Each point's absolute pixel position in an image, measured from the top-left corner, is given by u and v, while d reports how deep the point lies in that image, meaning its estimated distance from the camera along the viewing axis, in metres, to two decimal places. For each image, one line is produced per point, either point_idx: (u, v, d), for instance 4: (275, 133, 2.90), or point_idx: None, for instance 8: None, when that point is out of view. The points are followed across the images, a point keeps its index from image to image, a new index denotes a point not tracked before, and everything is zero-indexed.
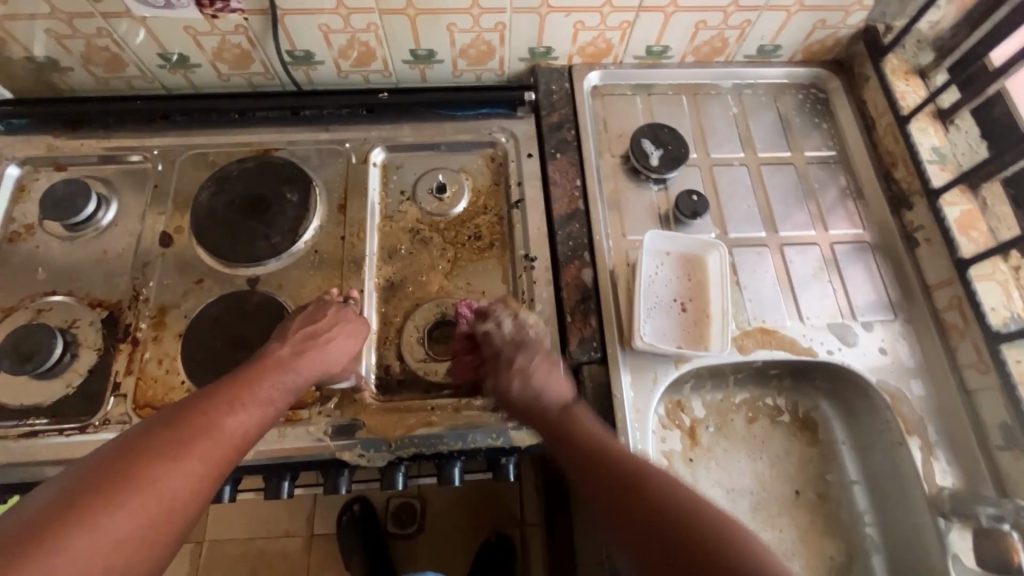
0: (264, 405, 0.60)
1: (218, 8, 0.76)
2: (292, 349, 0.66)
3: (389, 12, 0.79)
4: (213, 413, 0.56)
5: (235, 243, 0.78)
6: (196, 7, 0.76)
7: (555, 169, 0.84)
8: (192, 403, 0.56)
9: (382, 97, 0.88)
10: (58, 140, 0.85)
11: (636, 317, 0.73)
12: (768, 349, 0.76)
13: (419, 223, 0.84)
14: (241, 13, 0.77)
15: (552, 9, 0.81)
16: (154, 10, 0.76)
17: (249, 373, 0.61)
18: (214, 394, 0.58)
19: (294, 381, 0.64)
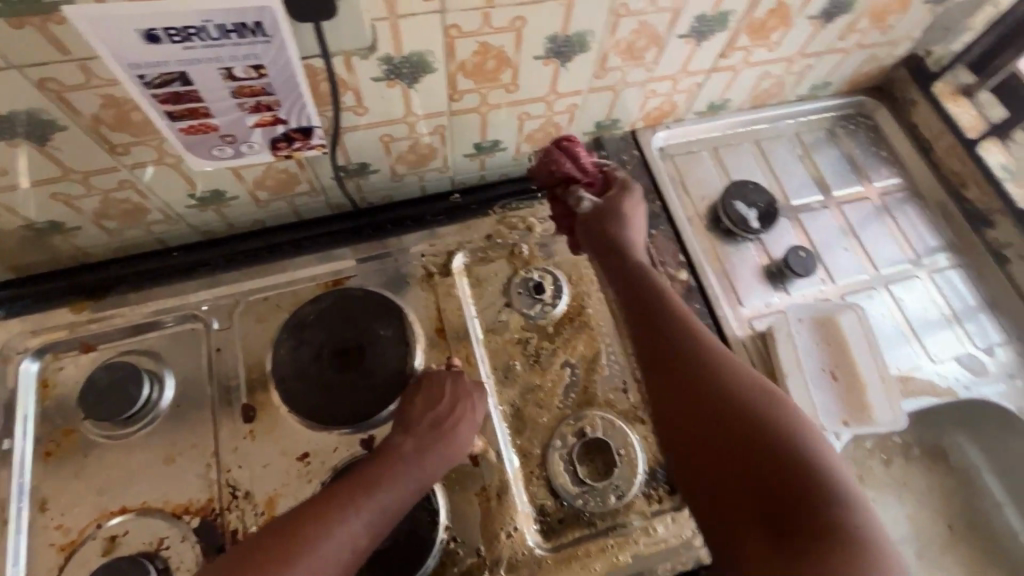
0: (381, 511, 0.56)
1: (295, 148, 0.66)
2: (415, 443, 0.61)
3: (460, 113, 0.71)
4: (322, 519, 0.53)
5: (336, 403, 0.67)
6: (270, 151, 0.65)
7: (655, 247, 0.79)
8: (305, 505, 0.54)
9: (456, 201, 0.81)
10: (80, 316, 0.70)
11: (794, 397, 0.70)
12: (913, 398, 0.75)
13: (526, 332, 0.76)
14: (320, 148, 0.67)
15: (628, 84, 0.76)
16: (219, 162, 0.64)
17: (364, 472, 0.58)
18: (321, 498, 0.55)
19: (416, 478, 0.59)
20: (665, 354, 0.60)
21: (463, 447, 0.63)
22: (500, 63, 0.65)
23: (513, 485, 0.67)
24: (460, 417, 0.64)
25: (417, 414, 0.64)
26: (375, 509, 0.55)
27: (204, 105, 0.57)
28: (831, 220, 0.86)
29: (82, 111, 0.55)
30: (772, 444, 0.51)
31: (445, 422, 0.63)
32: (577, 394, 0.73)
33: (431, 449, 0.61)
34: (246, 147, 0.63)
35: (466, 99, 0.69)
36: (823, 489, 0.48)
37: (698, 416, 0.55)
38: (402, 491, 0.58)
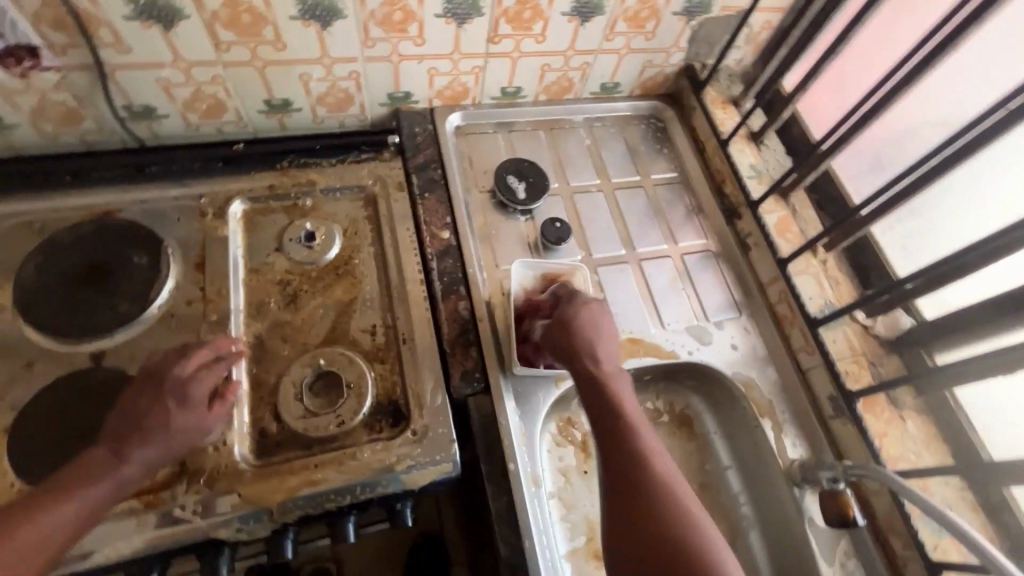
0: (156, 450, 0.61)
1: (28, 67, 0.71)
2: (131, 446, 0.60)
3: (234, 65, 0.78)
4: (21, 518, 0.54)
5: (71, 318, 0.70)
6: (1, 66, 0.70)
7: (425, 209, 0.86)
8: (4, 510, 0.54)
9: (240, 149, 0.86)
10: None
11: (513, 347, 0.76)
12: (637, 357, 0.83)
13: (289, 274, 0.81)
14: (57, 71, 0.72)
15: (404, 57, 0.84)
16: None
17: (66, 478, 0.57)
18: (20, 505, 0.55)
19: (187, 421, 0.63)
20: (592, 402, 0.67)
21: (192, 421, 0.63)
22: (256, 19, 0.73)
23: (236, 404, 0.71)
24: (188, 389, 0.64)
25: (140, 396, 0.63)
26: (77, 501, 0.56)
27: None
28: (603, 202, 0.96)
29: None
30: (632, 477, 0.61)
31: (168, 399, 0.63)
32: (323, 333, 0.78)
33: (150, 434, 0.61)
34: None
35: (233, 51, 0.76)
36: (666, 512, 0.58)
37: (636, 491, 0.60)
38: (112, 484, 0.58)
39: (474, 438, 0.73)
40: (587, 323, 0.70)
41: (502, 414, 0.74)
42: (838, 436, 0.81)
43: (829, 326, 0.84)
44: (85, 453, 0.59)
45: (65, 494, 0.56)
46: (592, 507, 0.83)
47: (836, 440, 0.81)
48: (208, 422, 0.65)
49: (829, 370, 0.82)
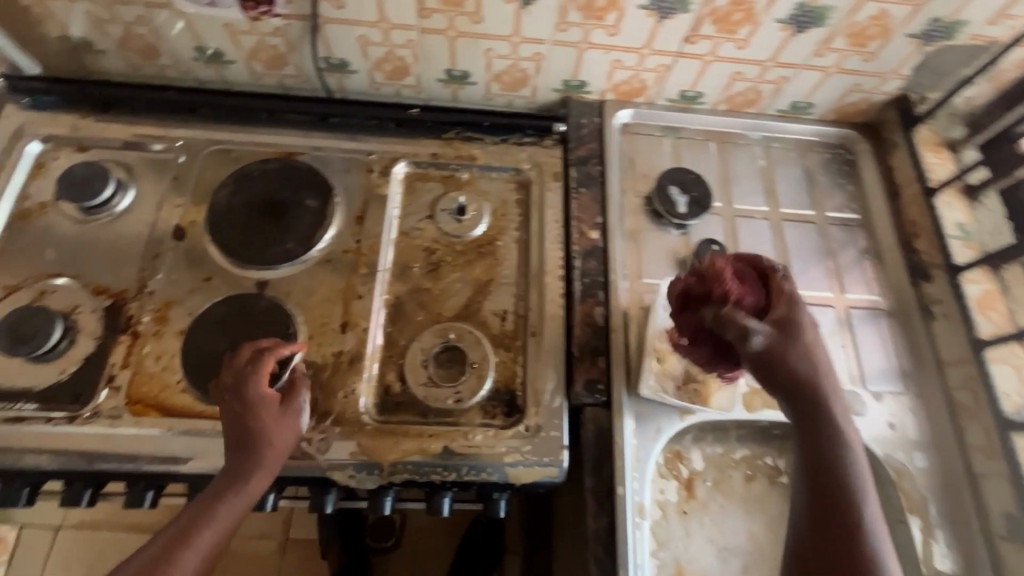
0: (266, 470, 0.61)
1: (261, 12, 0.77)
2: (231, 474, 0.60)
3: (429, 32, 0.79)
4: (157, 571, 0.53)
5: (248, 245, 0.77)
6: (240, 9, 0.77)
7: (578, 204, 0.84)
8: (137, 569, 0.53)
9: (413, 113, 0.88)
10: (83, 121, 0.84)
11: (644, 366, 0.72)
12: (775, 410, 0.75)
13: (436, 243, 0.83)
14: (283, 19, 0.78)
15: (592, 46, 0.81)
16: (197, 8, 0.77)
17: (186, 524, 0.56)
18: (149, 559, 0.54)
19: (285, 433, 0.63)
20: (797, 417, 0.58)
21: (291, 427, 0.64)
22: None
23: (368, 358, 0.74)
24: (267, 397, 0.64)
25: (230, 422, 0.62)
26: (204, 542, 0.56)
27: None
28: (767, 232, 0.87)
29: None
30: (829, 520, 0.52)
31: (251, 417, 0.62)
32: (456, 308, 0.79)
33: (249, 459, 0.60)
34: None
35: (433, 18, 0.77)
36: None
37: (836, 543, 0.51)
38: (229, 513, 0.58)
39: (585, 449, 0.70)
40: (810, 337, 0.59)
41: (619, 433, 0.70)
42: (1007, 563, 0.68)
43: None
44: (195, 501, 0.59)
45: (190, 540, 0.55)
46: (686, 552, 0.77)
47: (1003, 566, 0.68)
48: (300, 420, 0.66)
49: (1013, 482, 0.69)
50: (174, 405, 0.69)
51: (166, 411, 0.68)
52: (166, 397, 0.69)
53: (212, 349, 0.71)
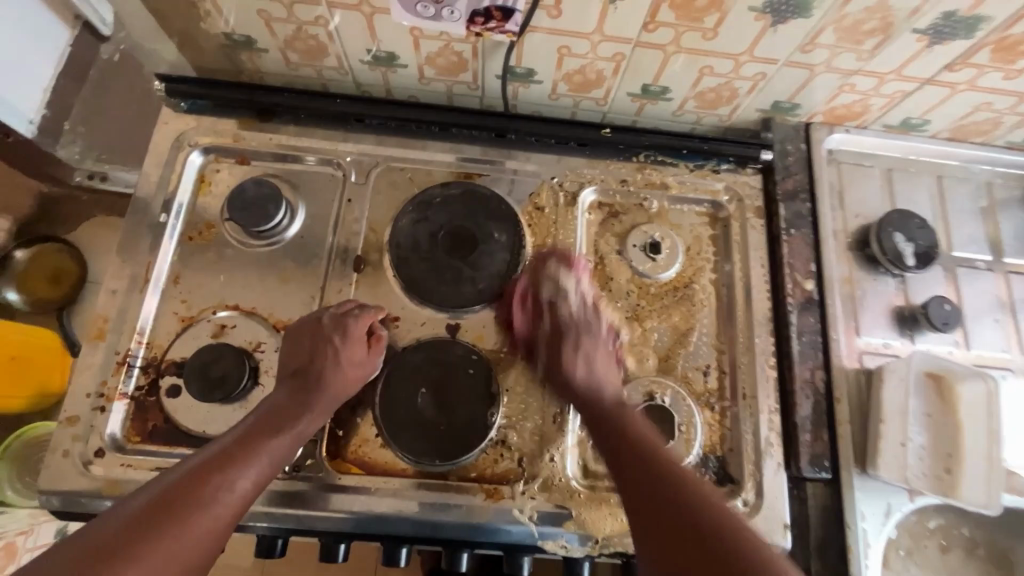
0: (331, 404, 0.63)
1: (488, 28, 0.67)
2: (293, 400, 0.62)
3: (646, 46, 0.69)
4: (210, 472, 0.53)
5: (437, 283, 0.70)
6: (465, 23, 0.67)
7: (789, 247, 0.75)
8: (192, 470, 0.53)
9: (606, 134, 0.79)
10: (244, 130, 0.76)
11: (880, 444, 0.66)
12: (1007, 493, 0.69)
13: (629, 283, 0.75)
14: (510, 36, 0.68)
15: (830, 70, 0.70)
16: (416, 20, 0.67)
17: (247, 434, 0.58)
18: (207, 459, 0.55)
19: (349, 373, 0.64)
20: (614, 441, 0.61)
21: (351, 374, 0.64)
22: (711, 3, 0.61)
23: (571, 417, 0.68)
24: (352, 346, 0.65)
25: (298, 349, 0.65)
26: (261, 460, 0.57)
27: None
28: (993, 284, 0.78)
29: None
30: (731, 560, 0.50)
31: (326, 359, 0.63)
32: (656, 362, 0.72)
33: (308, 392, 0.62)
34: (447, 12, 0.65)
35: (659, 33, 0.66)
36: (738, 550, 0.51)
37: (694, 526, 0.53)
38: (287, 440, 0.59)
39: (809, 530, 0.65)
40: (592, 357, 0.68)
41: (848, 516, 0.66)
42: None
43: None
44: (253, 413, 0.60)
45: (248, 456, 0.56)
46: None
47: None
48: (365, 373, 0.66)
49: None
50: (375, 462, 0.65)
51: (369, 467, 0.65)
52: (366, 452, 0.65)
53: (411, 403, 0.65)
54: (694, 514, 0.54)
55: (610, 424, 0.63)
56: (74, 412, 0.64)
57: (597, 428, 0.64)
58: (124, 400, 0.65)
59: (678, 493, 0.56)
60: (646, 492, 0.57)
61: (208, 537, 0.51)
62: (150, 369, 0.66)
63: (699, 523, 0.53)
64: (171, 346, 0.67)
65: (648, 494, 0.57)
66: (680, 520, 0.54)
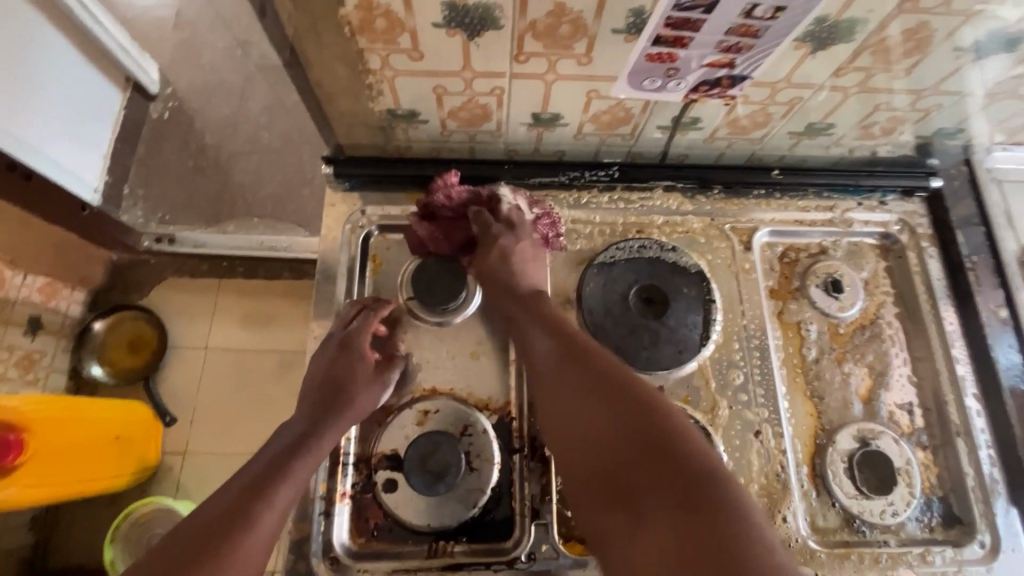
0: (355, 415, 0.63)
1: (708, 93, 0.67)
2: (313, 427, 0.61)
3: (829, 89, 0.68)
4: (232, 527, 0.52)
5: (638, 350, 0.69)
6: (685, 91, 0.67)
7: (971, 275, 0.75)
8: (223, 511, 0.53)
9: (778, 176, 0.78)
10: (412, 204, 0.77)
11: None
12: None
13: (816, 326, 0.74)
14: (727, 100, 0.69)
15: (1010, 96, 0.69)
16: (638, 91, 0.66)
17: (262, 478, 0.56)
18: (225, 513, 0.53)
19: (361, 382, 0.64)
20: (549, 329, 0.64)
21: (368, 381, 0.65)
22: (916, 47, 0.61)
23: (792, 474, 0.67)
24: (357, 355, 0.64)
25: (324, 367, 0.65)
26: (283, 497, 0.55)
27: (692, 35, 0.58)
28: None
29: (529, 14, 0.56)
30: (654, 435, 0.54)
31: (342, 370, 0.64)
32: (861, 409, 0.71)
33: (330, 410, 0.62)
34: (673, 83, 0.65)
35: (849, 77, 0.65)
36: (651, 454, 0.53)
37: (656, 437, 0.54)
38: (309, 462, 0.58)
39: None
40: (511, 267, 0.70)
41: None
42: None
43: None
44: (267, 453, 0.59)
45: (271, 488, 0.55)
46: None
47: None
48: (384, 387, 0.65)
49: None
50: None
51: None
52: None
53: None
54: (631, 403, 0.56)
55: (528, 302, 0.67)
56: (299, 521, 0.63)
57: (515, 317, 0.67)
58: (346, 500, 0.64)
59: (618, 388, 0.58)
60: (597, 383, 0.58)
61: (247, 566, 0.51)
62: (363, 464, 0.65)
63: (635, 419, 0.55)
64: (381, 438, 0.65)
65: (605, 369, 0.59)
66: (650, 427, 0.54)
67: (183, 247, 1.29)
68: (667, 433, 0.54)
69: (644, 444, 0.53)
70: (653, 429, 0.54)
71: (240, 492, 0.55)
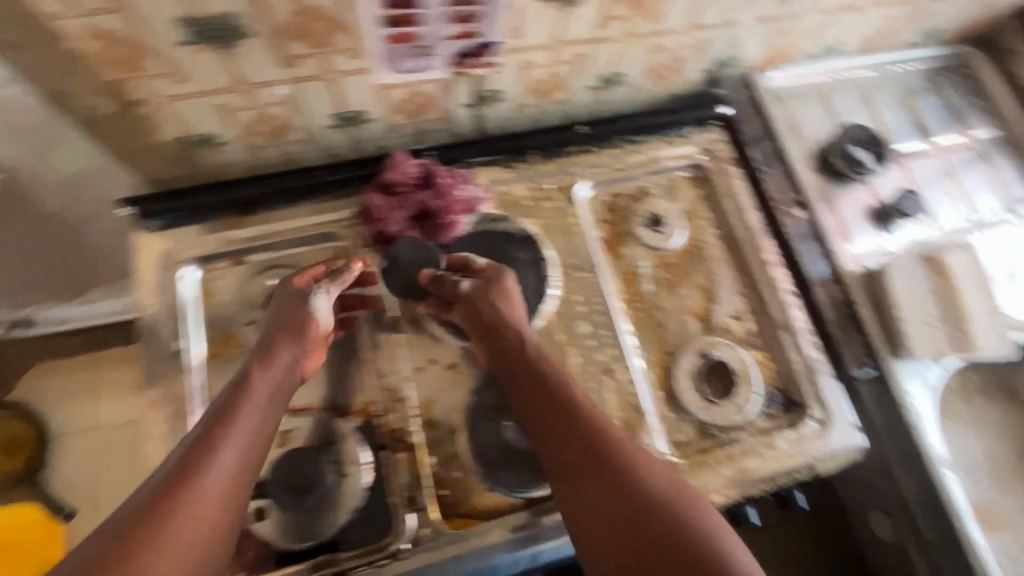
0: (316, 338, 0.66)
1: (471, 63, 0.69)
2: (260, 356, 0.63)
3: (602, 41, 0.72)
4: (192, 469, 0.52)
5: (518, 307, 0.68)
6: (448, 66, 0.68)
7: (769, 186, 0.83)
8: (179, 458, 0.53)
9: (582, 131, 0.82)
10: (231, 230, 0.73)
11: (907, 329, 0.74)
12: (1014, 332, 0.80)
13: (647, 261, 0.79)
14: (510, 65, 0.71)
15: (759, 20, 0.77)
16: (401, 74, 0.67)
17: (216, 419, 0.57)
18: (183, 459, 0.53)
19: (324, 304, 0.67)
20: (512, 375, 0.66)
21: (308, 324, 0.65)
22: None
23: (646, 400, 0.72)
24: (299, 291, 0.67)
25: (304, 308, 0.66)
26: (244, 423, 0.57)
27: (418, 11, 0.59)
28: (938, 163, 0.90)
29: (276, 16, 0.56)
30: (611, 454, 0.58)
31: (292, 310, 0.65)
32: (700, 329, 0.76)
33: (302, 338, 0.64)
34: (432, 59, 0.66)
35: (613, 27, 0.70)
36: (612, 468, 0.57)
37: (607, 456, 0.58)
38: (270, 385, 0.61)
39: (872, 423, 0.74)
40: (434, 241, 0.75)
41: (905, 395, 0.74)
42: None
43: None
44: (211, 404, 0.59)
45: (231, 419, 0.56)
46: None
47: None
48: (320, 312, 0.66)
49: None
50: (485, 506, 0.66)
51: (483, 512, 0.66)
52: (478, 500, 0.66)
53: (500, 435, 0.69)
54: (580, 429, 0.60)
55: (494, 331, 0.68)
56: None
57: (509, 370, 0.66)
58: None
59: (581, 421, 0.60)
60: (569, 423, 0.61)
61: (224, 495, 0.53)
62: None
63: (598, 437, 0.59)
64: None
65: (550, 400, 0.62)
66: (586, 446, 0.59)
67: (51, 326, 1.15)
68: (609, 451, 0.58)
69: (592, 457, 0.58)
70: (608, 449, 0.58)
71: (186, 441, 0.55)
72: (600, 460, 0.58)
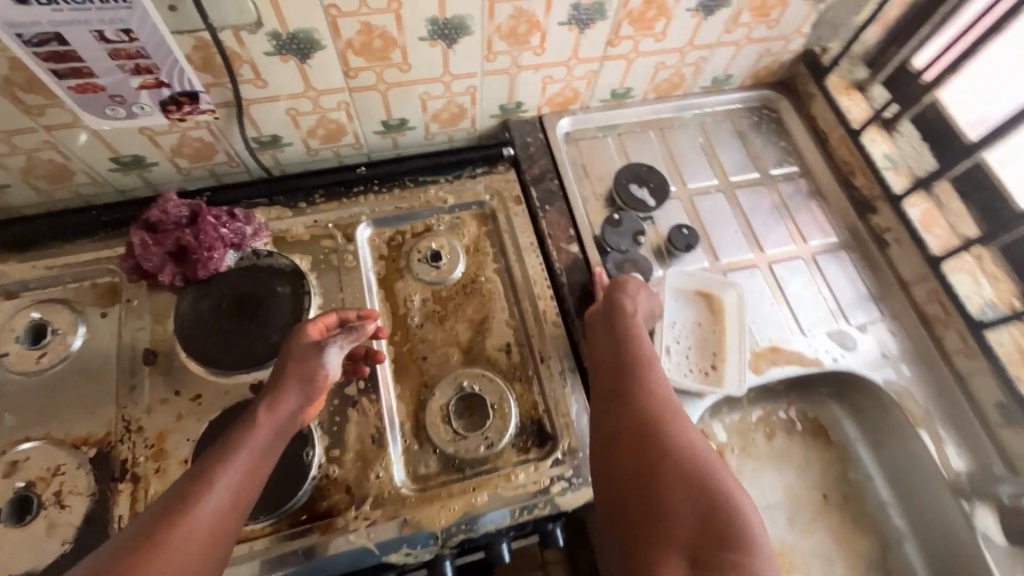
0: (303, 384, 0.62)
1: (185, 112, 0.72)
2: (266, 400, 0.60)
3: (358, 90, 0.77)
4: (176, 510, 0.49)
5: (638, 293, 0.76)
6: (162, 114, 0.71)
7: (547, 222, 0.86)
8: (162, 504, 0.50)
9: (361, 172, 0.85)
10: (7, 266, 0.77)
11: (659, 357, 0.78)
12: (780, 365, 0.81)
13: (420, 295, 0.81)
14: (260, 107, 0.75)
15: (522, 69, 0.82)
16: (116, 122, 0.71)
17: (221, 455, 0.54)
18: (166, 503, 0.50)
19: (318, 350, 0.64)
20: (627, 396, 0.64)
21: (316, 375, 0.63)
22: (387, 43, 0.71)
23: (392, 432, 0.72)
24: (309, 345, 0.65)
25: (283, 361, 0.64)
26: (238, 467, 0.54)
27: (87, 65, 0.63)
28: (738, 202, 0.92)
29: None
30: (696, 477, 0.55)
31: (294, 355, 0.64)
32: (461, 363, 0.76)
33: (280, 385, 0.61)
34: (136, 108, 0.69)
35: (362, 77, 0.75)
36: (722, 494, 0.54)
37: (686, 487, 0.55)
38: (275, 426, 0.59)
39: None
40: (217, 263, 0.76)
41: None
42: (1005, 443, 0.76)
43: (996, 328, 0.79)
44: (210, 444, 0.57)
45: (226, 460, 0.54)
46: None
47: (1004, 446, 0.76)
48: (329, 359, 0.64)
49: (996, 377, 0.77)
50: None
51: None
52: None
53: None
54: (671, 439, 0.59)
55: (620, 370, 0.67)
56: None
57: (607, 372, 0.69)
58: None
59: (683, 456, 0.57)
60: (647, 434, 0.60)
61: (195, 547, 0.48)
62: None
63: (688, 462, 0.57)
64: None
65: (637, 414, 0.62)
66: (666, 466, 0.56)
67: None
68: (717, 482, 0.55)
69: (689, 479, 0.55)
70: (689, 471, 0.56)
71: (180, 483, 0.52)
72: (694, 481, 0.55)
